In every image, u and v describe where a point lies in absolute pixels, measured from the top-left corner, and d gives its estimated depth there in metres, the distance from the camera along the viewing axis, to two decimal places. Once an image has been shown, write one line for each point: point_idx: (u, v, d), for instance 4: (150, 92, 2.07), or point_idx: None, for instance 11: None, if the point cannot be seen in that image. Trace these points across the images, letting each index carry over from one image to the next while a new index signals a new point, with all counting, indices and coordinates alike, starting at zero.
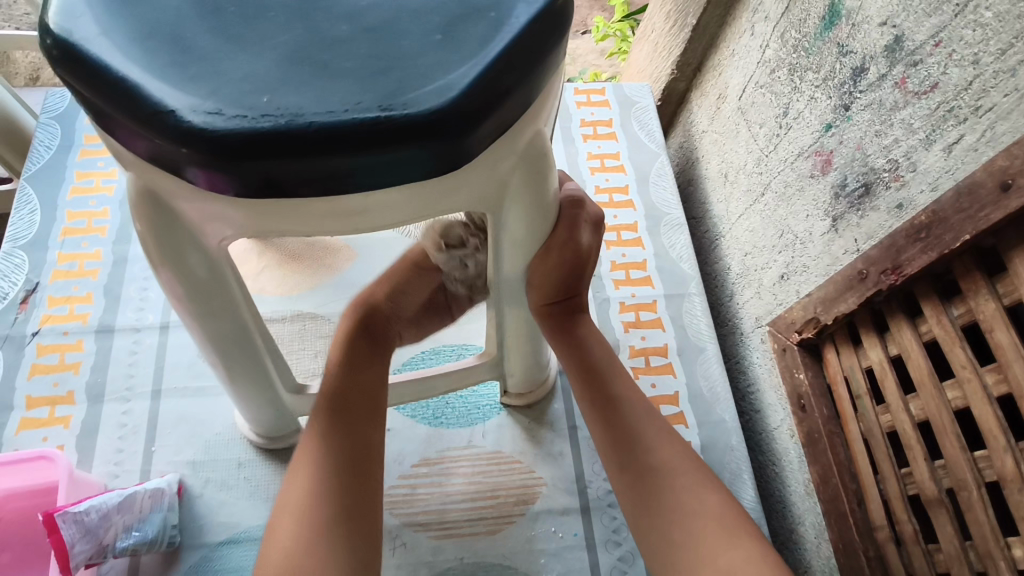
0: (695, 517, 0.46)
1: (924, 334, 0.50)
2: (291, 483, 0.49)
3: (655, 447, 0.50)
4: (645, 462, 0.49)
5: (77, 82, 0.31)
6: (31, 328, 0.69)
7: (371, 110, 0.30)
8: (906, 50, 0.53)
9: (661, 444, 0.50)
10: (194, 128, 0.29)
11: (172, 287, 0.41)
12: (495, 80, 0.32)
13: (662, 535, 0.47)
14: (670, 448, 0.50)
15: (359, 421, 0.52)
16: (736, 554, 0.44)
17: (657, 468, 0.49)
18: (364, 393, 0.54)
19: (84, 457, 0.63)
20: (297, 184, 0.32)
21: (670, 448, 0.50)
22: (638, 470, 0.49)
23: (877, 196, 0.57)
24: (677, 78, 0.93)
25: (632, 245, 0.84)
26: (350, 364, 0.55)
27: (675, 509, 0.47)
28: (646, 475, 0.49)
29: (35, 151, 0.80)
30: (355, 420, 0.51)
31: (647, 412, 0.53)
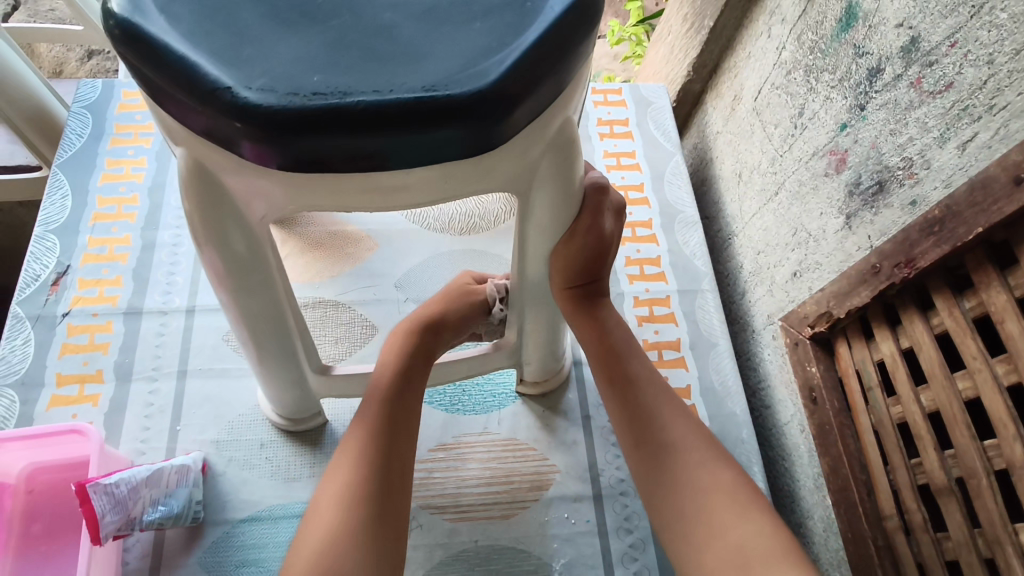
0: (709, 493, 0.47)
1: (935, 326, 0.51)
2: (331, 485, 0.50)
3: (668, 427, 0.51)
4: (659, 441, 0.51)
5: (138, 60, 0.33)
6: (62, 308, 0.71)
7: (415, 91, 0.32)
8: (921, 51, 0.54)
9: (675, 424, 0.52)
10: (249, 105, 0.31)
11: (213, 264, 0.44)
12: (531, 65, 0.34)
13: (676, 516, 0.48)
14: (684, 428, 0.51)
15: (404, 416, 0.54)
16: (747, 529, 0.45)
17: (671, 446, 0.50)
18: (409, 393, 0.55)
19: (112, 433, 0.65)
20: (343, 159, 0.34)
21: (683, 428, 0.51)
22: (653, 449, 0.51)
23: (891, 194, 0.58)
24: (692, 79, 0.94)
25: (647, 241, 0.85)
26: (394, 367, 0.56)
27: (689, 486, 0.48)
28: (660, 454, 0.50)
29: (67, 138, 0.82)
30: (394, 422, 0.53)
31: (662, 393, 0.54)
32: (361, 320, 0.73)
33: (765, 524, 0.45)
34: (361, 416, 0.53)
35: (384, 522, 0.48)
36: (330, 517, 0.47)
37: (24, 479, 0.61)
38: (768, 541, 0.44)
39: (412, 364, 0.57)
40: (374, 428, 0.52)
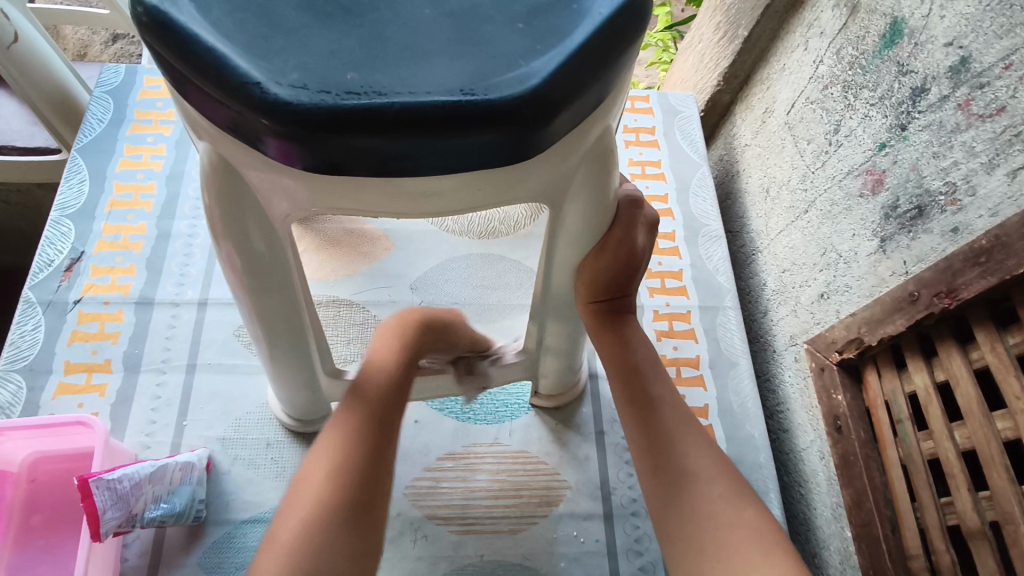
0: (728, 530, 0.45)
1: (974, 361, 0.48)
2: (306, 488, 0.46)
3: (688, 453, 0.49)
4: (677, 468, 0.49)
5: (164, 50, 0.31)
6: (74, 295, 0.70)
7: (453, 93, 0.30)
8: (972, 72, 0.52)
9: (693, 452, 0.50)
10: (279, 101, 0.30)
11: (232, 261, 0.43)
12: (577, 70, 0.32)
13: (690, 546, 0.45)
14: (705, 456, 0.49)
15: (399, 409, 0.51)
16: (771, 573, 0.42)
17: (689, 474, 0.48)
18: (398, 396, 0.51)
19: (118, 425, 0.64)
20: (374, 162, 0.32)
21: (703, 456, 0.49)
22: (670, 476, 0.49)
23: (931, 219, 0.56)
24: (722, 90, 0.92)
25: (669, 254, 0.83)
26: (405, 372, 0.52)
27: (705, 520, 0.46)
28: (677, 482, 0.48)
29: (88, 123, 0.81)
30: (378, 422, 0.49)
31: (681, 417, 0.52)
32: (374, 321, 0.72)
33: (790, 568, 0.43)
34: (357, 398, 0.50)
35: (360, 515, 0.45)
36: (308, 496, 0.45)
37: (27, 469, 0.60)
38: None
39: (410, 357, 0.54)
40: (367, 418, 0.49)
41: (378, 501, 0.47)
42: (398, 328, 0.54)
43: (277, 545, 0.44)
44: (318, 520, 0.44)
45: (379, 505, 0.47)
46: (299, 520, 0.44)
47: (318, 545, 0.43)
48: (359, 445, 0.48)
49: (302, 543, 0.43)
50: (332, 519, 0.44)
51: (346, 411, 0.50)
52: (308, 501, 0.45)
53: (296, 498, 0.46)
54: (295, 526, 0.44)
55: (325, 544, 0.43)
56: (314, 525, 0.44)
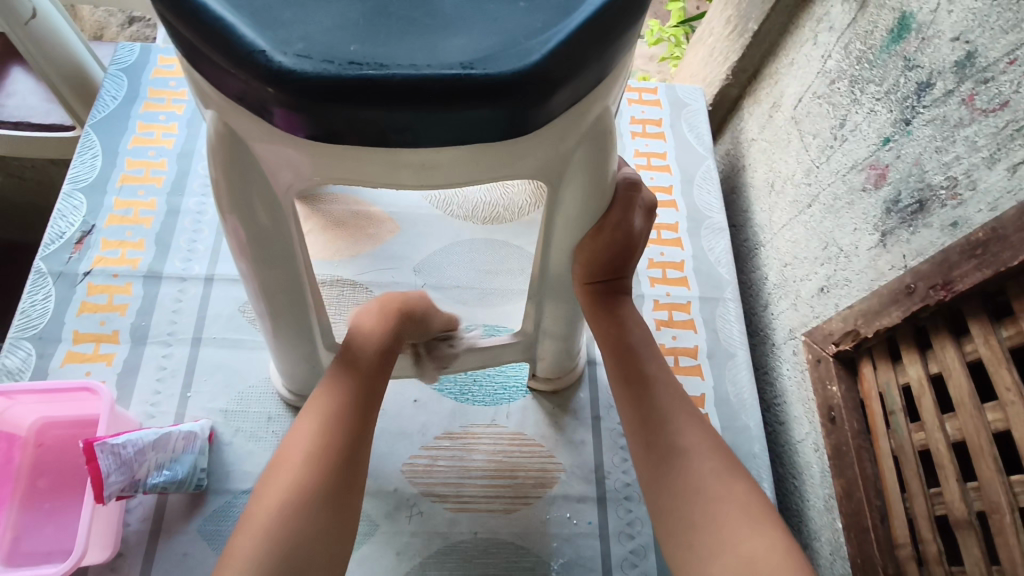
0: (718, 503, 0.46)
1: (968, 354, 0.49)
2: (279, 473, 0.47)
3: (682, 429, 0.50)
4: (670, 443, 0.49)
5: (175, 19, 0.32)
6: (84, 267, 0.71)
7: (453, 67, 0.31)
8: (977, 67, 0.52)
9: (688, 428, 0.50)
10: (284, 70, 0.31)
11: (238, 234, 0.44)
12: (576, 48, 0.33)
13: (684, 518, 0.47)
14: (698, 433, 0.50)
15: (375, 399, 0.52)
16: (759, 543, 0.44)
17: (681, 451, 0.49)
18: (374, 388, 0.52)
19: (124, 394, 0.65)
20: (376, 133, 0.33)
21: (696, 432, 0.50)
22: (663, 452, 0.50)
23: (931, 214, 0.56)
24: (730, 84, 0.92)
25: (671, 244, 0.84)
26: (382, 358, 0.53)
27: (700, 493, 0.47)
28: (671, 458, 0.49)
29: (102, 100, 0.83)
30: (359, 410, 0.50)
31: (675, 395, 0.53)
32: None
33: (779, 537, 0.44)
34: (337, 381, 0.51)
35: (337, 500, 0.47)
36: (285, 482, 0.46)
37: (35, 433, 0.62)
38: (780, 557, 0.43)
39: (398, 338, 0.55)
40: (348, 404, 0.50)
41: (356, 484, 0.48)
42: (378, 316, 0.54)
43: (254, 523, 0.45)
44: (297, 507, 0.45)
45: (355, 489, 0.48)
46: (275, 501, 0.45)
47: (293, 532, 0.44)
48: (341, 427, 0.49)
49: (275, 529, 0.44)
50: (311, 504, 0.46)
51: (325, 397, 0.50)
52: (287, 488, 0.46)
53: (273, 479, 0.47)
54: (273, 509, 0.45)
55: (301, 528, 0.45)
56: (294, 515, 0.45)
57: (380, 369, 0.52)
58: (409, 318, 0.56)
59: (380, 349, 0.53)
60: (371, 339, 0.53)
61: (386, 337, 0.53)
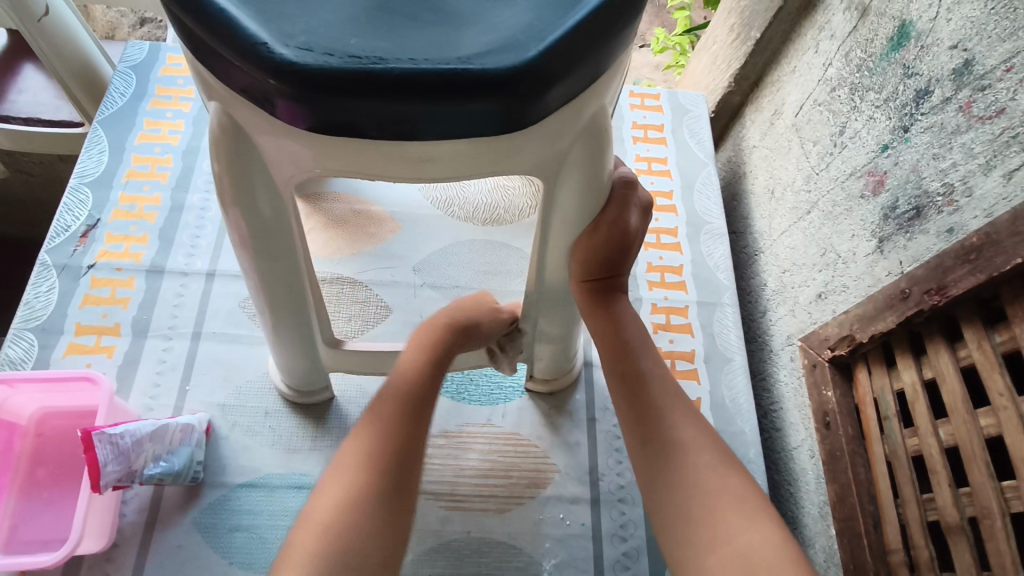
0: (716, 496, 0.46)
1: (961, 359, 0.49)
2: (335, 476, 0.47)
3: (677, 426, 0.51)
4: (666, 438, 0.50)
5: (178, 11, 0.33)
6: (88, 260, 0.72)
7: (448, 62, 0.32)
8: (974, 74, 0.53)
9: (684, 424, 0.51)
10: (281, 62, 0.31)
11: (238, 228, 0.45)
12: (570, 46, 0.33)
13: (679, 511, 0.47)
14: (694, 429, 0.50)
15: (431, 404, 0.52)
16: (755, 535, 0.44)
17: (677, 447, 0.49)
18: (428, 393, 0.52)
19: (124, 386, 0.66)
20: (373, 126, 0.34)
21: (692, 429, 0.51)
22: (658, 448, 0.50)
23: (928, 220, 0.57)
24: (733, 91, 0.93)
25: (671, 249, 0.84)
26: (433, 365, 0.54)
27: (696, 487, 0.47)
28: (666, 452, 0.49)
29: (110, 96, 0.84)
30: (411, 413, 0.50)
31: (672, 392, 0.53)
32: (376, 300, 0.74)
33: (774, 529, 0.44)
34: (389, 389, 0.52)
35: (394, 499, 0.46)
36: (343, 483, 0.46)
37: (35, 423, 0.62)
38: (776, 549, 0.43)
39: (450, 350, 0.56)
40: (400, 408, 0.50)
41: (411, 486, 0.48)
42: (432, 330, 0.56)
43: (312, 523, 0.45)
44: (351, 506, 0.45)
45: (412, 490, 0.48)
46: (333, 502, 0.45)
47: (354, 530, 0.44)
48: (397, 430, 0.49)
49: (336, 530, 0.44)
50: (367, 503, 0.45)
51: (380, 403, 0.51)
52: (344, 487, 0.46)
53: (329, 481, 0.47)
54: (328, 509, 0.45)
55: (361, 526, 0.44)
56: (350, 513, 0.45)
57: (432, 375, 0.53)
58: (462, 328, 0.57)
59: (430, 357, 0.54)
60: (422, 350, 0.54)
61: (435, 348, 0.55)
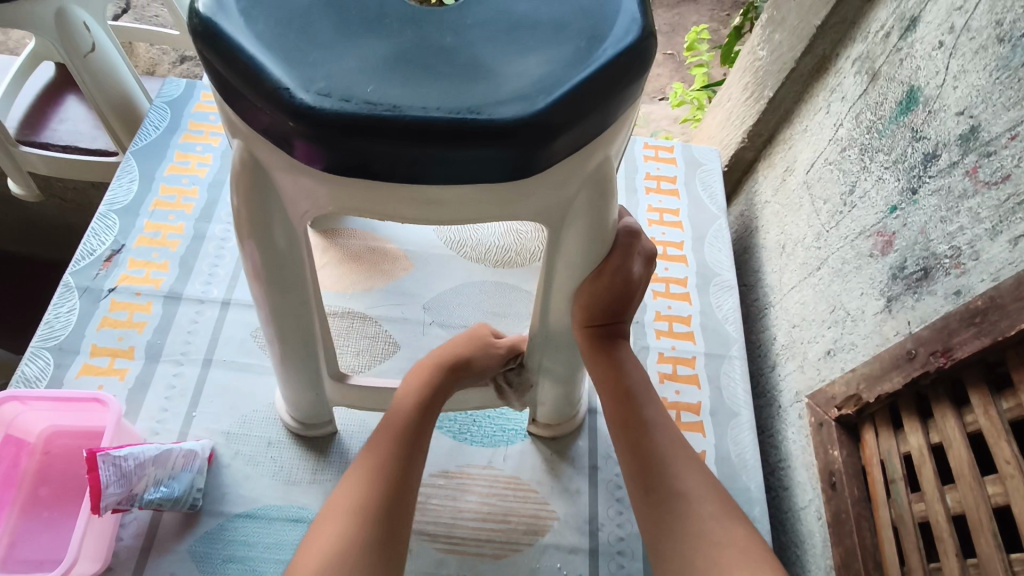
0: (721, 548, 0.47)
1: (968, 424, 0.48)
2: (323, 530, 0.49)
3: (680, 474, 0.51)
4: (668, 487, 0.51)
5: (212, 55, 0.36)
6: (110, 284, 0.75)
7: (458, 111, 0.33)
8: (980, 140, 0.54)
9: (687, 472, 0.52)
10: (303, 106, 0.33)
11: (253, 259, 0.47)
12: (576, 101, 0.35)
13: (683, 561, 0.47)
14: (697, 477, 0.51)
15: (420, 450, 0.54)
16: None
17: (680, 495, 0.50)
18: (419, 440, 0.54)
19: (132, 409, 0.67)
20: (386, 168, 0.35)
21: (695, 477, 0.51)
22: (662, 496, 0.51)
23: (935, 281, 0.57)
24: (746, 147, 0.95)
25: (680, 299, 0.85)
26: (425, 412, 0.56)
27: (700, 538, 0.48)
28: (670, 501, 0.50)
29: (145, 129, 0.88)
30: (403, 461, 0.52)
31: (674, 440, 0.54)
32: (384, 336, 0.75)
33: None
34: (380, 438, 0.54)
35: (383, 549, 0.48)
36: (331, 537, 0.48)
37: (43, 441, 0.64)
38: None
39: (440, 395, 0.58)
40: (386, 458, 0.52)
41: (403, 534, 0.50)
42: (420, 378, 0.58)
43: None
44: (342, 559, 0.46)
45: (402, 539, 0.49)
46: (320, 555, 0.47)
47: None
48: (382, 480, 0.51)
49: None
50: (355, 555, 0.47)
51: (369, 453, 0.53)
52: (331, 542, 0.47)
53: (318, 535, 0.48)
54: (315, 563, 0.46)
55: None
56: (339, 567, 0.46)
57: (429, 406, 0.56)
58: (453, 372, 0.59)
59: (422, 404, 0.56)
60: (413, 398, 0.56)
61: (426, 395, 0.57)
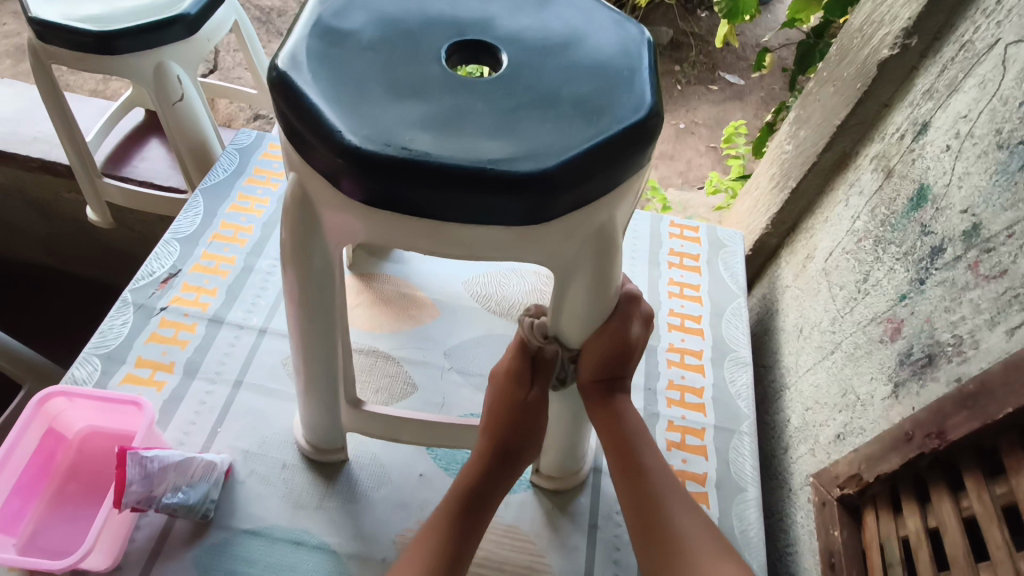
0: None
1: (964, 509, 0.48)
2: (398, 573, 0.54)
3: (677, 518, 0.54)
4: (665, 531, 0.54)
5: (284, 103, 0.42)
6: (162, 303, 0.81)
7: (483, 163, 0.39)
8: (982, 237, 0.56)
9: (683, 517, 0.55)
10: (353, 147, 0.39)
11: (293, 283, 0.52)
12: (587, 164, 0.40)
13: None
14: (692, 521, 0.54)
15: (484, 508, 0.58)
16: None
17: (675, 538, 0.53)
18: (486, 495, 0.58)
19: (163, 419, 0.72)
20: (416, 205, 0.41)
21: (689, 522, 0.54)
22: (661, 541, 0.54)
23: (938, 368, 0.58)
24: (769, 233, 0.98)
25: (693, 370, 0.87)
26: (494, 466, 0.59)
27: None
28: (666, 544, 0.53)
29: (215, 170, 0.98)
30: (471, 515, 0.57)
31: (671, 486, 0.57)
32: (404, 376, 0.78)
33: None
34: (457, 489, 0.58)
35: None
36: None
37: (80, 439, 0.69)
38: None
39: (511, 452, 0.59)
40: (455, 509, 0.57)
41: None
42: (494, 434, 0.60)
43: None
44: None
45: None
46: None
47: None
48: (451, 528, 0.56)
49: None
50: None
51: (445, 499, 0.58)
52: None
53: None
54: None
55: None
56: None
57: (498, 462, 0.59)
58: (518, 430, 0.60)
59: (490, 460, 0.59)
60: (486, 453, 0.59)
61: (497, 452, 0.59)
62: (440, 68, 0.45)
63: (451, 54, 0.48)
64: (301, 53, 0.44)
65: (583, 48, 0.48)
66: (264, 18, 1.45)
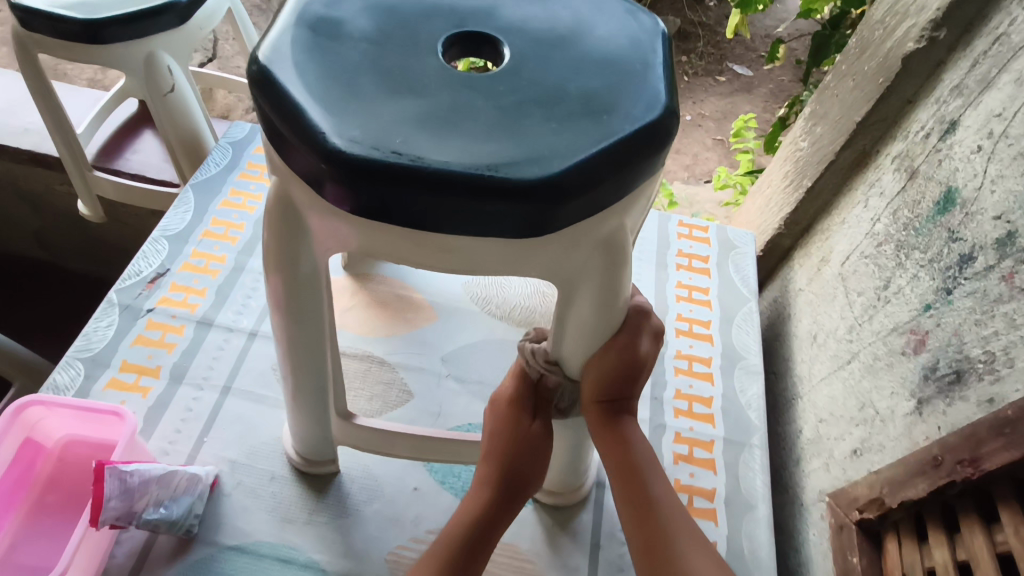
0: None
1: (998, 544, 0.45)
2: None
3: (688, 556, 0.51)
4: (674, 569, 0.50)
5: (263, 98, 0.39)
6: (149, 304, 0.78)
7: (479, 168, 0.35)
8: (1017, 247, 0.52)
9: (694, 554, 0.51)
10: (337, 150, 0.36)
11: (277, 291, 0.48)
12: (595, 168, 0.36)
13: None
14: (702, 560, 0.51)
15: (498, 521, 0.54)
16: None
17: None
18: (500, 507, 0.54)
19: (147, 427, 0.69)
20: (405, 213, 0.37)
21: (700, 560, 0.51)
22: None
23: (968, 386, 0.54)
24: (783, 234, 0.94)
25: (702, 378, 0.83)
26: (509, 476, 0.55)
27: None
28: None
29: (207, 164, 0.94)
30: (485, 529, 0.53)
31: (682, 521, 0.53)
32: (400, 382, 0.75)
33: None
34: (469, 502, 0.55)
35: None
36: None
37: (60, 448, 0.65)
38: None
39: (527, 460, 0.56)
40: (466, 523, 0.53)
41: None
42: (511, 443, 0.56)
43: None
44: None
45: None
46: None
47: None
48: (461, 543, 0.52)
49: None
50: None
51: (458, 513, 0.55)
52: None
53: None
54: None
55: None
56: None
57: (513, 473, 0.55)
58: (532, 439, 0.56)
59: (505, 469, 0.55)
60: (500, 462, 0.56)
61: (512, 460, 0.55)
62: (436, 61, 0.41)
63: (450, 45, 0.44)
64: (284, 43, 0.41)
65: (591, 39, 0.44)
66: (262, 5, 1.41)
